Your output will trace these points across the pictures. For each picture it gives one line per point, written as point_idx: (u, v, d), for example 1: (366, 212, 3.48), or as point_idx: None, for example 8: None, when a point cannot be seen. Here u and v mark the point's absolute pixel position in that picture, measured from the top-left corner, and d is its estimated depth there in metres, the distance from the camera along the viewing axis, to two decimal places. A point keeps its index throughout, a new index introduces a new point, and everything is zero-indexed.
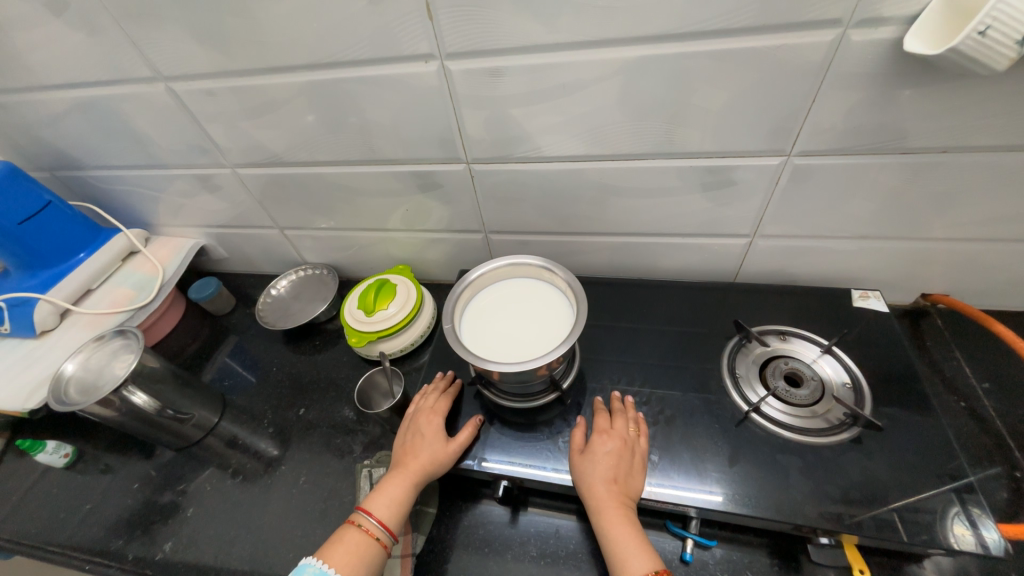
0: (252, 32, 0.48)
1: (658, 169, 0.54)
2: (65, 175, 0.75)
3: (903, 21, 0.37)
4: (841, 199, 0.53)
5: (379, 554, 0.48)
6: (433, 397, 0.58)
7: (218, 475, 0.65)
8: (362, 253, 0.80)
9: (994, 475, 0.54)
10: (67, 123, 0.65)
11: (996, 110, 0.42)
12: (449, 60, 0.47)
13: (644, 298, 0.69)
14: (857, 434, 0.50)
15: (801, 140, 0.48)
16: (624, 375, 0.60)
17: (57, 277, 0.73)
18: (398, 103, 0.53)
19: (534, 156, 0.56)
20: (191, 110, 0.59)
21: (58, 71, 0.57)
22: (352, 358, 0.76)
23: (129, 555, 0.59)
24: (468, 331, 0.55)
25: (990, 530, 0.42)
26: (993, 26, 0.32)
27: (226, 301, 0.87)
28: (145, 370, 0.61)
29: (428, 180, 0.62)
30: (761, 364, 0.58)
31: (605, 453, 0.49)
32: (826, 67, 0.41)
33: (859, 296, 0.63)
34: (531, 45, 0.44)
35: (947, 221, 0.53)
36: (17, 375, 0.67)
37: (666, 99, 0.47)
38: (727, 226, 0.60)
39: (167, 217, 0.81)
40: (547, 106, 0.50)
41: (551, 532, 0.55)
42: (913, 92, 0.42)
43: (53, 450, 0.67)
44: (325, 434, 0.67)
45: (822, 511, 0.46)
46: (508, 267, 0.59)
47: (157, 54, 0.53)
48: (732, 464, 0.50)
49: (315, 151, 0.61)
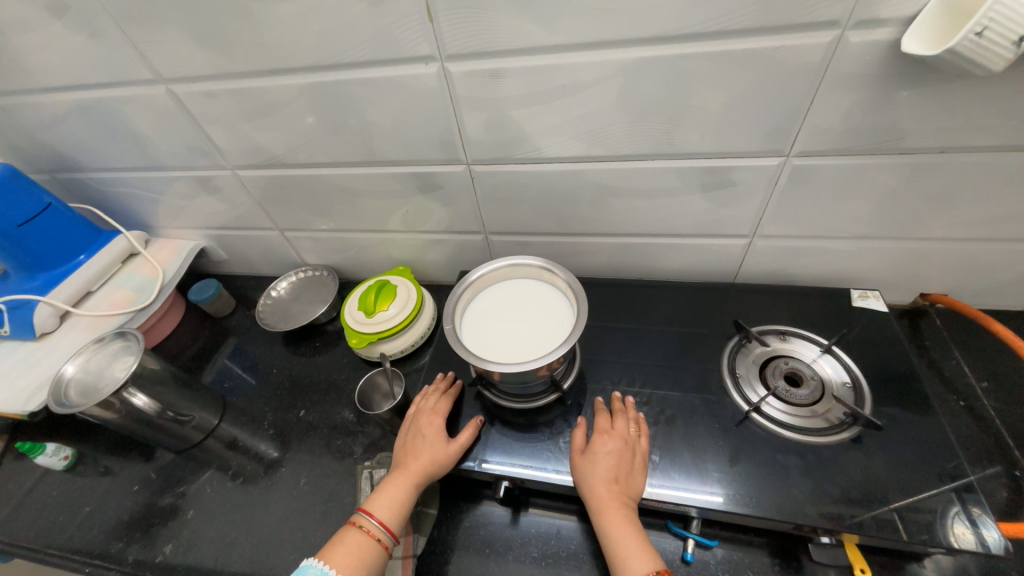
0: (253, 34, 0.48)
1: (658, 170, 0.54)
2: (65, 177, 0.75)
3: (901, 23, 0.38)
4: (840, 199, 0.53)
5: (380, 555, 0.48)
6: (433, 397, 0.59)
7: (218, 477, 0.65)
8: (362, 254, 0.80)
9: (994, 474, 0.54)
10: (67, 125, 0.65)
11: (994, 109, 0.42)
12: (449, 62, 0.48)
13: (644, 299, 0.69)
14: (857, 434, 0.50)
15: (800, 140, 0.48)
16: (624, 375, 0.60)
17: (57, 279, 0.72)
18: (398, 104, 0.53)
19: (534, 156, 0.56)
20: (191, 112, 0.59)
21: (58, 73, 0.57)
22: (352, 360, 0.76)
23: (129, 557, 0.59)
24: (468, 331, 0.55)
25: (990, 529, 0.42)
26: (990, 26, 0.32)
27: (226, 302, 0.87)
28: (145, 371, 0.62)
29: (428, 181, 0.62)
30: (761, 364, 0.58)
31: (605, 453, 0.49)
32: (824, 68, 0.42)
33: (859, 296, 0.64)
34: (531, 47, 0.45)
35: (946, 221, 0.53)
36: (18, 378, 0.67)
37: (666, 100, 0.47)
38: (727, 226, 0.60)
39: (167, 219, 0.81)
40: (545, 107, 0.50)
41: (551, 533, 0.55)
42: (911, 94, 0.42)
43: (53, 452, 0.67)
44: (325, 436, 0.67)
45: (822, 511, 0.46)
46: (508, 267, 0.59)
47: (158, 56, 0.53)
48: (733, 464, 0.50)
49: (316, 152, 0.61)
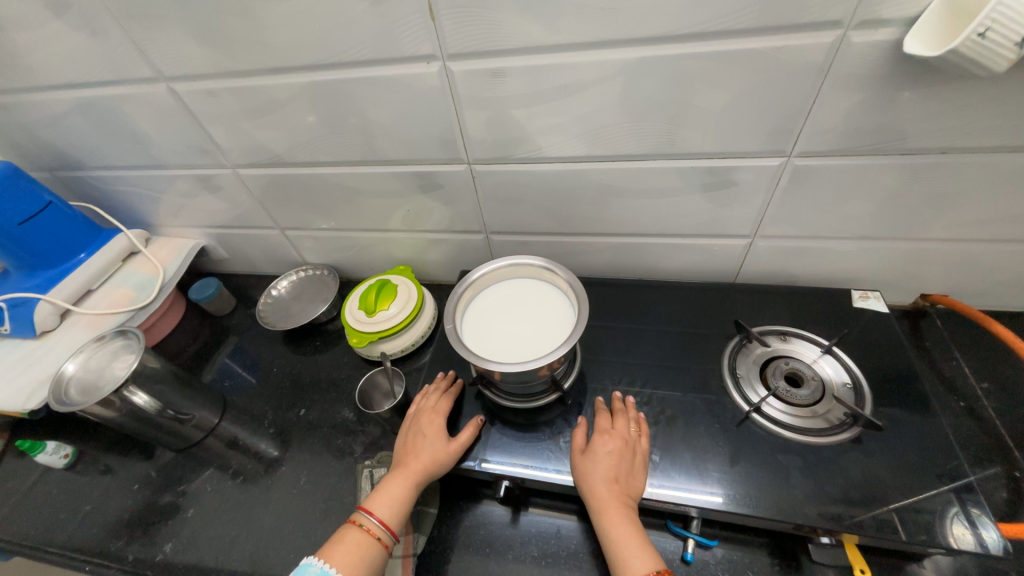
0: (254, 32, 0.48)
1: (659, 170, 0.54)
2: (66, 175, 0.75)
3: (902, 23, 0.38)
4: (840, 200, 0.53)
5: (380, 554, 0.48)
6: (434, 397, 0.59)
7: (218, 476, 0.65)
8: (362, 253, 0.80)
9: (993, 475, 0.54)
10: (68, 124, 0.65)
11: (995, 110, 0.42)
12: (451, 61, 0.48)
13: (644, 298, 0.69)
14: (857, 434, 0.50)
15: (801, 141, 0.48)
16: (624, 375, 0.60)
17: (57, 277, 0.72)
18: (399, 103, 0.53)
19: (535, 156, 0.56)
20: (192, 110, 0.59)
21: (59, 71, 0.57)
22: (352, 359, 0.76)
23: (129, 556, 0.59)
24: (468, 331, 0.55)
25: (989, 529, 0.43)
26: (992, 27, 0.32)
27: (226, 301, 0.87)
28: (145, 370, 0.62)
29: (429, 181, 0.62)
30: (761, 364, 0.58)
31: (605, 453, 0.49)
32: (826, 68, 0.42)
33: (859, 296, 0.64)
34: (531, 47, 0.45)
35: (947, 221, 0.53)
36: (18, 376, 0.67)
37: (667, 100, 0.47)
38: (728, 226, 0.60)
39: (168, 218, 0.81)
40: (545, 107, 0.50)
41: (551, 533, 0.55)
42: (913, 94, 0.42)
43: (53, 450, 0.67)
44: (325, 435, 0.67)
45: (822, 511, 0.46)
46: (509, 267, 0.59)
47: (159, 54, 0.53)
48: (733, 464, 0.50)
49: (316, 151, 0.61)
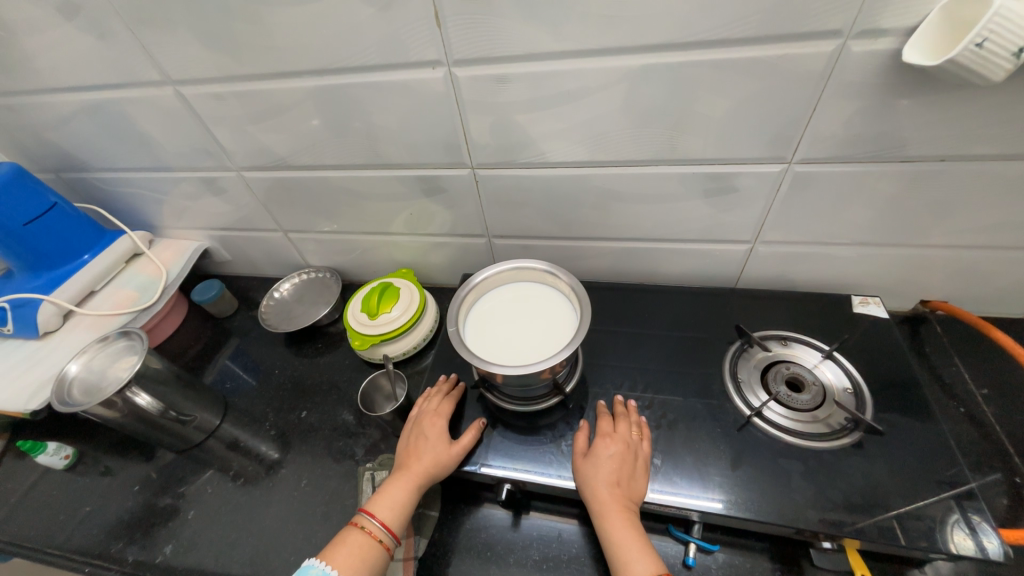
0: (262, 37, 0.49)
1: (661, 175, 0.54)
2: (72, 177, 0.76)
3: (901, 33, 0.38)
4: (840, 206, 0.54)
5: (380, 556, 0.48)
6: (436, 399, 0.59)
7: (219, 477, 0.65)
8: (364, 256, 0.81)
9: (994, 481, 0.54)
10: (75, 125, 0.65)
11: (993, 118, 0.42)
12: (455, 67, 0.48)
13: (645, 303, 0.70)
14: (858, 439, 0.51)
15: (801, 148, 0.49)
16: (625, 379, 0.60)
17: (60, 278, 0.73)
18: (404, 108, 0.53)
19: (538, 161, 0.56)
20: (198, 113, 0.59)
21: (68, 74, 0.58)
22: (353, 361, 0.77)
23: (128, 558, 0.59)
24: (472, 334, 0.55)
25: (990, 536, 0.43)
26: (990, 37, 0.32)
27: (228, 303, 0.87)
28: (148, 370, 0.62)
29: (432, 184, 0.63)
30: (762, 369, 0.59)
31: (607, 456, 0.49)
32: (826, 77, 0.42)
33: (859, 302, 0.64)
34: (536, 53, 0.45)
35: (946, 228, 0.54)
36: (21, 376, 0.67)
37: (669, 107, 0.47)
38: (728, 232, 0.60)
39: (171, 220, 0.82)
40: (548, 112, 0.50)
41: (552, 536, 0.55)
42: (912, 103, 0.43)
43: (54, 451, 0.67)
44: (327, 437, 0.67)
45: (823, 517, 0.46)
46: (512, 270, 0.59)
47: (167, 58, 0.54)
48: (735, 468, 0.50)
49: (321, 155, 0.62)
